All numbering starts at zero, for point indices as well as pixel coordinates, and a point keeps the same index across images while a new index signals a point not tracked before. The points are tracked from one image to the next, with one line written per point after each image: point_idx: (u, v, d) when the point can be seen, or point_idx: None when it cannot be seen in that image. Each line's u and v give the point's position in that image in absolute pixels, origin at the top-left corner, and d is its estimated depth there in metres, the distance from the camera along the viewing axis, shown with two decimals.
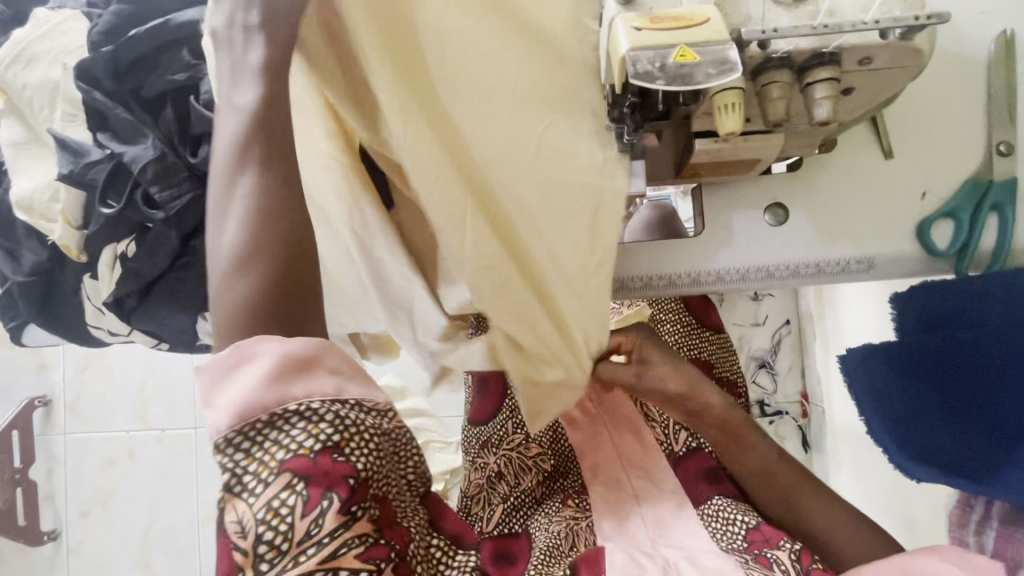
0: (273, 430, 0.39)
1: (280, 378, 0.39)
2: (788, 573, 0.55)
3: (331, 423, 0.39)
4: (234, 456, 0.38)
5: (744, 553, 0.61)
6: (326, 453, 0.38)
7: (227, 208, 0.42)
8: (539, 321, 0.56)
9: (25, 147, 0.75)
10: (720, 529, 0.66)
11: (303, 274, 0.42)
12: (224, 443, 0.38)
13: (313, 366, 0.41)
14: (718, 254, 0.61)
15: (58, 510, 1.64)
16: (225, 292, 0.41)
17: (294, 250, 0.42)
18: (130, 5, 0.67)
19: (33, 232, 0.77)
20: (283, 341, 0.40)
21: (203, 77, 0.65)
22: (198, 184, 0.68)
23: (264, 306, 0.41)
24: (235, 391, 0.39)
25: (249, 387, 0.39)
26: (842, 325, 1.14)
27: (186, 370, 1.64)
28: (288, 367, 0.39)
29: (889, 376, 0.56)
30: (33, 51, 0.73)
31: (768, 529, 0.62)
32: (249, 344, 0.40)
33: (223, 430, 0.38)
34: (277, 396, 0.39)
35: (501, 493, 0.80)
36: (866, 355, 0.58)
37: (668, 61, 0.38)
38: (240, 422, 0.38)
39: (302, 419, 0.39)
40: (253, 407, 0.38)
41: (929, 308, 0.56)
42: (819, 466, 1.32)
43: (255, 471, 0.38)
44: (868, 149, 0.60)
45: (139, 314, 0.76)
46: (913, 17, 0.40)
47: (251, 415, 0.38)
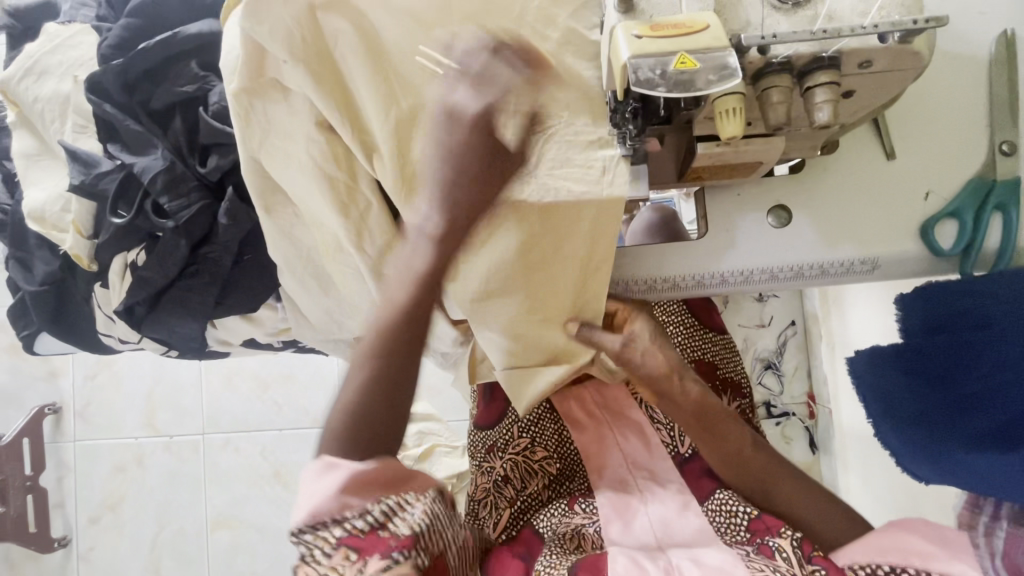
0: (335, 525, 0.47)
1: (344, 487, 0.47)
2: (790, 560, 0.58)
3: (379, 510, 0.47)
4: (306, 542, 0.47)
5: (746, 545, 0.63)
6: (373, 530, 0.46)
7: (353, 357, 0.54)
8: (543, 310, 0.61)
9: (36, 159, 0.77)
10: (723, 521, 0.68)
11: (398, 393, 0.53)
12: (300, 535, 0.47)
13: (370, 474, 0.49)
14: (722, 256, 0.61)
15: (68, 517, 1.65)
16: (346, 423, 0.52)
17: (396, 378, 0.53)
18: (138, 19, 0.68)
19: (45, 242, 0.79)
20: (349, 457, 0.49)
21: (210, 88, 0.66)
22: (207, 193, 0.69)
23: (363, 427, 0.51)
24: (310, 497, 0.48)
25: (319, 491, 0.48)
26: (847, 325, 1.14)
27: (194, 377, 1.65)
28: (353, 478, 0.48)
29: (895, 377, 0.59)
30: (45, 65, 0.74)
31: (769, 518, 0.64)
32: (330, 457, 0.50)
33: (300, 526, 0.47)
34: (339, 502, 0.47)
35: (507, 497, 0.79)
36: (873, 357, 0.62)
37: (669, 69, 0.39)
38: (310, 520, 0.47)
39: (357, 513, 0.47)
40: (320, 510, 0.47)
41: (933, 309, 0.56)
42: (827, 467, 1.31)
43: (320, 548, 0.46)
44: (870, 151, 0.60)
45: (149, 323, 0.76)
46: (911, 22, 0.40)
47: (319, 514, 0.47)
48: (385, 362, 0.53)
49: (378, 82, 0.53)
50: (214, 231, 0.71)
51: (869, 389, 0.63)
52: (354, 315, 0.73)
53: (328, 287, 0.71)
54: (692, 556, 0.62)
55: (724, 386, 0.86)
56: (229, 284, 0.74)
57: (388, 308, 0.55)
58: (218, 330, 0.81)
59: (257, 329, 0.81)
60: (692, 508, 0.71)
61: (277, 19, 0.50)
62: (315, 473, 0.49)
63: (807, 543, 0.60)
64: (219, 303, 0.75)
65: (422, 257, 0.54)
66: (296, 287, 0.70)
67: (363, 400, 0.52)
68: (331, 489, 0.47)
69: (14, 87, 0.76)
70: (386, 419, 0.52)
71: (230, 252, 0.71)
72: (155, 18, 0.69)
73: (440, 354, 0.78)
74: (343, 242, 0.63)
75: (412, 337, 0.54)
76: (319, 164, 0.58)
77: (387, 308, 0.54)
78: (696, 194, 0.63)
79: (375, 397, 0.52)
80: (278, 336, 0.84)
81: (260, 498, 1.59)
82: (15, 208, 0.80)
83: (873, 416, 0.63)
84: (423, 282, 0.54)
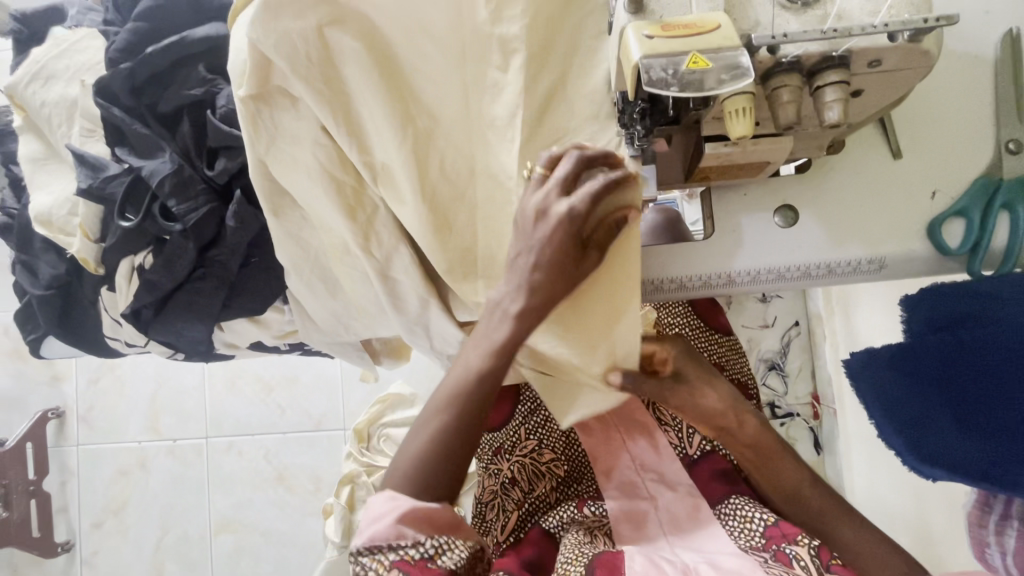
0: (390, 551, 0.52)
1: (404, 521, 0.52)
2: (808, 568, 0.58)
3: (430, 544, 0.52)
4: (363, 561, 0.52)
5: (763, 551, 0.62)
6: (422, 561, 0.51)
7: (431, 399, 0.56)
8: (579, 337, 0.59)
9: (43, 163, 0.78)
10: (737, 527, 0.68)
11: (461, 459, 0.54)
12: (357, 554, 0.52)
13: (423, 513, 0.52)
14: (729, 257, 0.61)
15: (71, 521, 1.65)
16: (408, 471, 0.53)
17: (465, 444, 0.54)
18: (145, 22, 0.69)
19: (52, 246, 0.79)
20: (408, 497, 0.52)
21: (218, 92, 0.66)
22: (214, 196, 0.69)
23: (424, 480, 0.53)
24: (369, 524, 0.53)
25: (378, 521, 0.53)
26: (852, 325, 1.14)
27: (197, 380, 1.65)
28: (414, 514, 0.52)
29: (894, 378, 0.58)
30: (51, 69, 0.75)
31: (786, 525, 0.64)
32: (394, 491, 0.54)
33: (358, 547, 0.52)
34: (394, 532, 0.52)
35: (515, 499, 0.79)
36: (870, 358, 0.60)
37: (681, 68, 0.39)
38: (368, 544, 0.52)
39: (409, 545, 0.52)
40: (379, 535, 0.52)
41: (939, 309, 0.55)
42: (832, 468, 1.31)
43: (375, 567, 0.52)
44: (876, 150, 0.60)
45: (156, 326, 0.77)
46: (922, 20, 0.40)
47: (376, 540, 0.52)
48: (460, 420, 0.54)
49: (380, 86, 0.54)
50: (221, 234, 0.71)
51: (866, 390, 0.60)
52: (360, 317, 0.73)
53: (334, 289, 0.71)
54: (709, 559, 0.62)
55: None
56: (235, 287, 0.74)
57: (466, 360, 0.55)
58: (226, 333, 0.81)
59: (264, 332, 0.82)
60: (703, 510, 0.70)
61: (286, 24, 0.51)
62: (378, 502, 0.53)
63: (825, 551, 0.60)
64: (226, 305, 0.75)
65: (501, 329, 0.54)
66: (303, 289, 0.70)
67: (436, 450, 0.53)
68: (392, 520, 0.52)
69: (21, 91, 0.76)
70: (455, 471, 0.54)
71: (238, 255, 0.71)
72: (162, 22, 0.69)
73: (446, 356, 0.78)
74: (351, 244, 0.62)
75: (488, 401, 0.55)
76: (327, 166, 0.58)
77: (466, 367, 0.55)
78: (702, 194, 0.63)
79: (447, 449, 0.54)
80: (283, 339, 0.84)
81: (263, 502, 1.58)
82: (22, 212, 0.81)
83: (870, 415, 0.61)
84: (499, 349, 0.54)
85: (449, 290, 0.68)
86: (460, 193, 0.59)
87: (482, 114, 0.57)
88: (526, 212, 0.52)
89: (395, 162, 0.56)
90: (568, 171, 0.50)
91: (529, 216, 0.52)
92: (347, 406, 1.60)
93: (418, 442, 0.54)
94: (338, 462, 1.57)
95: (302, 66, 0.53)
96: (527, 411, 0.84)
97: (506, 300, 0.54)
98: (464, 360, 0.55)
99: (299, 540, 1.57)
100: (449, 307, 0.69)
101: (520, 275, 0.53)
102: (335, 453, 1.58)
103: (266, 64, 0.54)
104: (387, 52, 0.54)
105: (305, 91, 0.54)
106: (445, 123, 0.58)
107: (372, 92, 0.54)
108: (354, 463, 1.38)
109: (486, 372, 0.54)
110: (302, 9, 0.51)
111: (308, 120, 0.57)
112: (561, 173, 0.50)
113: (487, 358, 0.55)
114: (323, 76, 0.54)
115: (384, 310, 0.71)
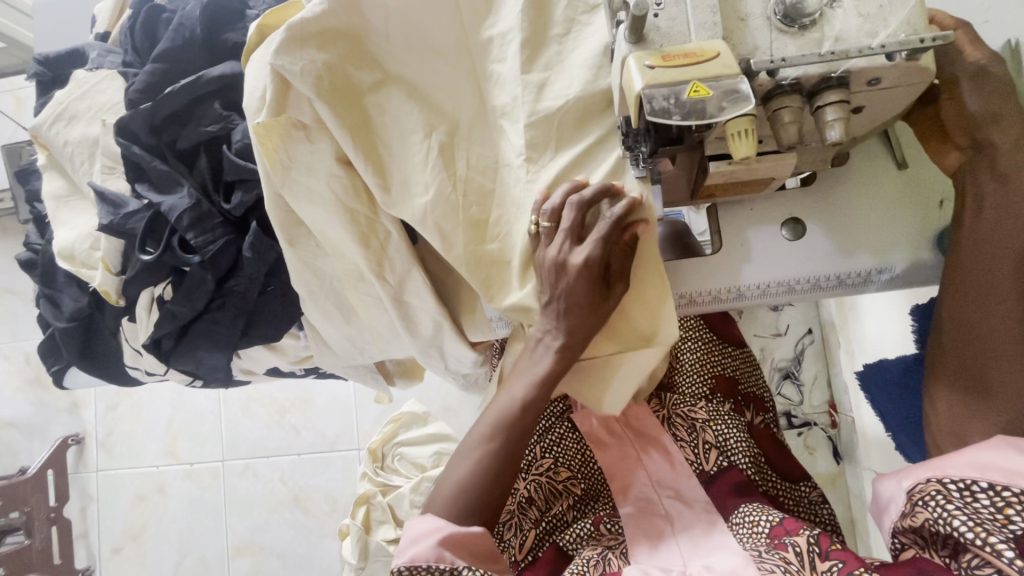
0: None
1: (445, 543, 0.54)
2: (803, 553, 0.57)
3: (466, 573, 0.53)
4: None
5: (765, 544, 0.61)
6: None
7: (476, 427, 0.62)
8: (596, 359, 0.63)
9: (66, 200, 0.82)
10: (748, 534, 0.65)
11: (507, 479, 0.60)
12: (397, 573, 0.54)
13: (463, 542, 0.55)
14: (736, 273, 0.61)
15: (91, 547, 1.67)
16: (456, 486, 0.59)
17: (509, 467, 0.60)
18: (163, 64, 0.72)
19: (74, 280, 0.82)
20: (452, 524, 0.56)
21: (233, 127, 0.69)
22: (231, 228, 0.71)
23: (474, 495, 0.59)
24: (411, 547, 0.55)
25: (419, 546, 0.55)
26: (865, 333, 1.12)
27: (213, 404, 1.67)
28: (455, 538, 0.55)
29: (904, 374, 0.70)
30: (73, 110, 0.78)
31: (789, 522, 0.63)
32: (435, 516, 0.58)
33: (399, 565, 0.54)
34: (435, 556, 0.53)
35: (532, 518, 0.77)
36: (903, 376, 0.70)
37: (682, 97, 0.40)
38: (407, 563, 0.54)
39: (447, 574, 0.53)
40: (420, 557, 0.54)
41: (922, 331, 0.66)
42: (853, 477, 1.28)
43: None
44: (881, 161, 0.61)
45: (176, 355, 0.79)
46: (919, 41, 0.41)
47: (415, 562, 0.54)
48: (499, 453, 0.60)
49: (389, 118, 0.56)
50: (238, 264, 0.72)
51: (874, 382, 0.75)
52: (375, 341, 0.75)
53: (348, 314, 0.72)
54: (704, 562, 0.62)
55: (747, 401, 0.85)
56: (252, 314, 0.76)
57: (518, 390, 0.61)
58: (243, 360, 0.85)
59: (281, 357, 0.85)
60: (717, 525, 0.69)
61: (310, 55, 0.54)
62: (419, 525, 0.57)
63: (825, 539, 0.58)
64: (244, 332, 0.77)
65: (540, 365, 0.59)
66: (318, 315, 0.72)
67: (476, 479, 0.59)
68: (434, 541, 0.54)
69: (45, 133, 0.80)
70: (494, 497, 0.59)
71: (256, 284, 0.72)
72: (180, 64, 0.73)
73: (460, 375, 0.80)
74: (365, 270, 0.64)
75: (525, 434, 0.61)
76: (342, 197, 0.60)
77: (505, 404, 0.61)
78: (708, 210, 0.64)
79: (487, 478, 0.59)
80: (299, 364, 0.87)
81: (279, 524, 1.58)
82: (45, 248, 0.83)
83: (879, 405, 0.75)
84: (535, 384, 0.60)
85: (460, 311, 0.69)
86: (467, 217, 0.58)
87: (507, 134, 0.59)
88: (545, 265, 0.55)
89: (407, 187, 0.58)
90: (572, 222, 0.53)
91: (548, 267, 0.55)
92: (361, 426, 1.60)
93: (465, 458, 0.61)
94: (354, 482, 1.57)
95: (327, 88, 0.55)
96: (541, 430, 0.82)
97: (547, 336, 0.59)
98: (509, 391, 0.62)
99: (315, 563, 1.56)
100: (460, 329, 0.70)
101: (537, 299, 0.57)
102: (350, 473, 1.58)
103: (285, 90, 0.55)
104: (392, 85, 0.58)
105: (330, 112, 0.55)
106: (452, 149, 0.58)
107: (385, 121, 0.58)
108: (370, 483, 1.37)
109: (524, 406, 0.60)
110: (324, 43, 0.54)
111: (323, 150, 0.58)
112: (566, 223, 0.53)
113: (524, 395, 0.60)
114: (335, 107, 0.55)
115: (398, 334, 0.73)
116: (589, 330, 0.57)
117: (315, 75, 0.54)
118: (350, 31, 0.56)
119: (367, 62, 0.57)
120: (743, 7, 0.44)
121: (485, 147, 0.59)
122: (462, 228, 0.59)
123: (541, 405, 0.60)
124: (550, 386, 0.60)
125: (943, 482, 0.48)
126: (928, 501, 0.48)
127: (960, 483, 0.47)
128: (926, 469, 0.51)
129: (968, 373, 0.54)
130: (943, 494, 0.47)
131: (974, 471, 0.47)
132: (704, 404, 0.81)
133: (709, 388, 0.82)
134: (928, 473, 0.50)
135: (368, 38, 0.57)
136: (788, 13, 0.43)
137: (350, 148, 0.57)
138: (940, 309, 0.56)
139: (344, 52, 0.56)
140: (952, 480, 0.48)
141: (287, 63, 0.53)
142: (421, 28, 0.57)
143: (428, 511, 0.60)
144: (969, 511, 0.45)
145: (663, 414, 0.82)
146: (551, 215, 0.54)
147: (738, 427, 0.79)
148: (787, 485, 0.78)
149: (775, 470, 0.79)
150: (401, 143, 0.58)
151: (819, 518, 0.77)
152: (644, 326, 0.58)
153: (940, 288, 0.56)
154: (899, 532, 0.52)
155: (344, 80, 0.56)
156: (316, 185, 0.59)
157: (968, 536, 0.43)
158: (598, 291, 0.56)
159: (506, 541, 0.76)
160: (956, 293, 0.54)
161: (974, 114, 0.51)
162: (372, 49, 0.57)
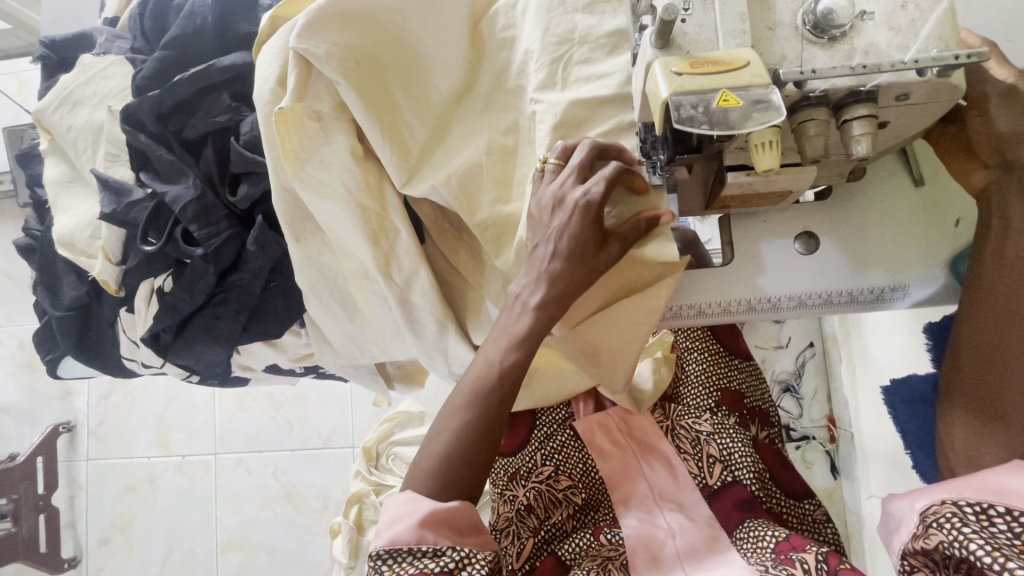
0: (409, 557, 0.51)
1: (426, 524, 0.52)
2: (811, 571, 0.56)
3: (448, 554, 0.51)
4: (382, 568, 0.51)
5: (770, 561, 0.60)
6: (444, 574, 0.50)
7: (451, 397, 0.58)
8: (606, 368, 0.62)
9: (68, 187, 0.80)
10: (751, 549, 0.65)
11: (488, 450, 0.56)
12: (377, 558, 0.52)
13: (445, 519, 0.53)
14: (752, 283, 0.60)
15: (78, 537, 1.65)
16: (433, 459, 0.56)
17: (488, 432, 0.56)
18: (173, 51, 0.71)
19: (74, 269, 0.81)
20: (432, 501, 0.54)
21: (242, 119, 0.68)
22: (236, 221, 0.69)
23: (450, 466, 0.55)
24: (391, 528, 0.53)
25: (399, 526, 0.53)
26: (868, 348, 1.12)
27: (207, 397, 1.66)
28: (434, 516, 0.52)
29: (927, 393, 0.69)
30: (78, 95, 0.77)
31: (796, 539, 0.62)
32: (414, 494, 0.55)
33: (378, 549, 0.53)
34: (416, 537, 0.51)
35: (531, 527, 0.74)
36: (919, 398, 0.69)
37: (712, 106, 0.39)
38: (389, 546, 0.52)
39: (430, 556, 0.51)
40: (400, 539, 0.52)
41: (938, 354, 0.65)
42: (850, 493, 1.28)
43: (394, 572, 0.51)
44: (899, 178, 0.60)
45: (174, 349, 0.77)
46: (952, 57, 0.40)
47: (396, 543, 0.52)
48: (478, 420, 0.56)
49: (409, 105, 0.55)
50: (241, 258, 0.71)
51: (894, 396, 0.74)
52: (377, 341, 0.74)
53: (353, 312, 0.71)
54: None
55: (752, 415, 0.84)
56: (255, 310, 0.74)
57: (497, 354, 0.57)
58: (243, 355, 0.84)
59: (279, 354, 0.84)
60: (721, 541, 0.68)
61: (332, 38, 0.53)
62: (398, 505, 0.54)
63: (834, 557, 0.57)
64: (246, 328, 0.75)
65: (519, 322, 0.56)
66: (320, 311, 0.71)
67: (457, 449, 0.55)
68: (411, 523, 0.52)
69: (48, 116, 0.78)
70: (475, 469, 0.55)
71: (260, 279, 0.71)
72: (190, 53, 0.72)
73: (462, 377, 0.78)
74: (371, 268, 0.63)
75: (504, 402, 0.56)
76: (354, 193, 0.59)
77: (481, 368, 0.57)
78: (721, 220, 0.63)
79: (466, 449, 0.55)
80: (298, 362, 0.87)
81: (270, 520, 1.56)
82: (45, 234, 0.82)
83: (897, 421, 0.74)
84: (513, 346, 0.56)
85: (466, 313, 0.68)
86: (484, 203, 0.57)
87: (524, 138, 0.58)
88: (542, 201, 0.53)
89: (430, 170, 0.57)
90: (583, 158, 0.51)
91: (546, 203, 0.52)
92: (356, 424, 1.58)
93: (441, 428, 0.57)
94: (346, 480, 1.55)
95: (353, 69, 0.53)
96: (543, 436, 0.82)
97: (525, 291, 0.55)
98: (486, 354, 0.58)
99: (304, 561, 1.54)
100: (465, 334, 0.68)
101: (540, 263, 0.54)
102: (343, 472, 1.56)
103: (307, 73, 0.55)
104: (411, 74, 0.56)
105: (354, 94, 0.53)
106: (458, 144, 0.58)
107: (407, 105, 0.56)
108: (363, 482, 1.34)
109: (501, 374, 0.56)
110: (343, 24, 0.53)
111: (338, 143, 0.57)
112: (576, 160, 0.52)
113: (501, 359, 0.57)
114: (357, 90, 0.54)
115: (400, 333, 0.71)
116: (576, 284, 0.54)
117: (335, 58, 0.53)
118: (372, 12, 0.54)
119: (388, 44, 0.55)
120: (772, 16, 0.43)
121: (499, 147, 0.58)
122: (479, 213, 0.57)
123: (518, 370, 0.56)
124: (530, 348, 0.56)
125: (959, 504, 0.47)
126: (944, 523, 0.47)
127: (976, 506, 0.46)
128: (941, 491, 0.50)
129: (984, 397, 0.53)
130: (959, 516, 0.46)
131: (992, 495, 0.46)
132: (708, 417, 0.80)
133: (714, 400, 0.81)
134: (942, 493, 0.49)
135: (389, 21, 0.55)
136: (817, 23, 0.42)
137: (371, 132, 0.55)
138: (958, 330, 0.55)
139: (366, 34, 0.54)
140: (968, 502, 0.47)
141: (310, 47, 0.52)
142: (439, 15, 0.57)
143: (405, 489, 0.56)
144: (987, 535, 0.44)
145: (665, 425, 0.81)
146: (562, 154, 0.53)
147: (743, 441, 0.77)
148: (791, 503, 0.77)
149: (779, 486, 0.78)
150: (423, 127, 0.57)
151: (823, 538, 0.76)
152: (655, 256, 0.54)
153: (959, 309, 0.55)
154: (910, 553, 0.50)
155: (368, 61, 0.54)
156: (327, 179, 0.58)
157: (985, 561, 0.42)
158: (597, 242, 0.52)
159: (502, 549, 0.72)
160: (973, 314, 0.53)
161: (1003, 135, 0.50)
162: (392, 31, 0.55)
